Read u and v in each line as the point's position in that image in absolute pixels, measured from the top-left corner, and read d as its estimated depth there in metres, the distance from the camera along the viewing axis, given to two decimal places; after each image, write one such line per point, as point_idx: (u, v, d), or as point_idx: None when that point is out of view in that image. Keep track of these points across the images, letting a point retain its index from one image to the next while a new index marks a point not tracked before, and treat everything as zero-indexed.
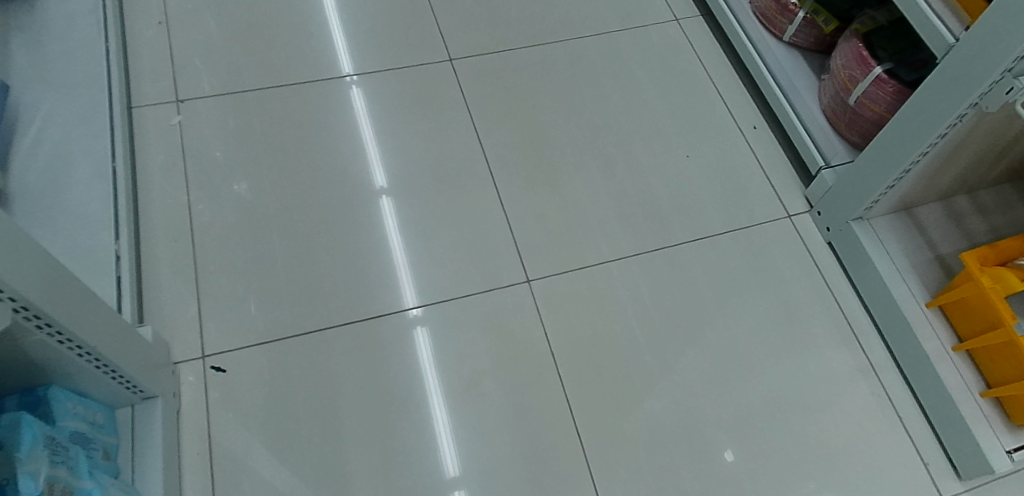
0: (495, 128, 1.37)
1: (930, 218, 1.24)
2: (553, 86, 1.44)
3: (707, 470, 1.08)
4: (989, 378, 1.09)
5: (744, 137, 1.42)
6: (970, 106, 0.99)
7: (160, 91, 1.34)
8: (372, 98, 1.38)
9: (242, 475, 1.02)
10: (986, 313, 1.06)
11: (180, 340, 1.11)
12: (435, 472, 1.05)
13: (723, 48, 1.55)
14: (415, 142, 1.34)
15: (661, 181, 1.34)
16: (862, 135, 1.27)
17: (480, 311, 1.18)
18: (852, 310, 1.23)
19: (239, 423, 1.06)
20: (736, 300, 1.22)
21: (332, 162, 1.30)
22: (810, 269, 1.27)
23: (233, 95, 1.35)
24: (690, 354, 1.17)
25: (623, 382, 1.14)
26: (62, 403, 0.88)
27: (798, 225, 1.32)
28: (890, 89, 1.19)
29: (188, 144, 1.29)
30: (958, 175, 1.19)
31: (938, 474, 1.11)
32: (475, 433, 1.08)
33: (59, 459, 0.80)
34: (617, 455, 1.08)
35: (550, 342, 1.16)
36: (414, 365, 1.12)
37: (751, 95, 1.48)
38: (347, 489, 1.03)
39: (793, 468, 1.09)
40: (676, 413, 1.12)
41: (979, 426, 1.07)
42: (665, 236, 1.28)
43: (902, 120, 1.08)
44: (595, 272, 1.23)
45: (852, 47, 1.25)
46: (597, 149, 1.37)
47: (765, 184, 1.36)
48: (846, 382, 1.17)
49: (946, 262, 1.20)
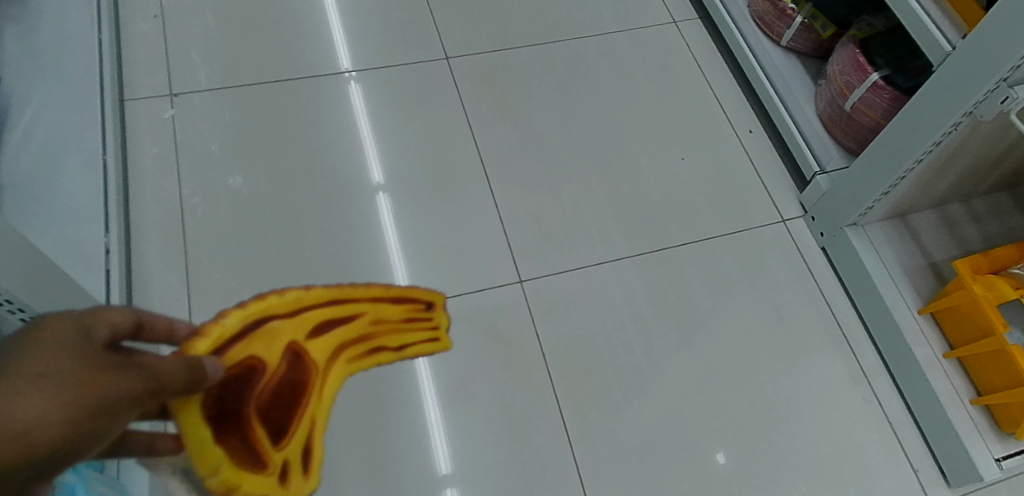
0: (492, 126, 1.37)
1: (923, 225, 1.24)
2: (552, 86, 1.44)
3: (698, 472, 1.08)
4: (980, 386, 1.09)
5: (741, 140, 1.42)
6: (964, 115, 0.99)
7: (154, 84, 1.33)
8: (369, 95, 1.37)
9: None
10: (978, 321, 1.06)
11: None
12: (425, 469, 1.05)
13: (721, 51, 1.54)
14: (411, 139, 1.33)
15: (656, 183, 1.34)
16: (857, 141, 1.27)
17: (473, 310, 1.17)
18: (844, 315, 1.23)
19: None
20: (729, 304, 1.22)
21: (327, 157, 1.29)
22: (804, 274, 1.27)
23: (227, 90, 1.34)
24: (682, 357, 1.17)
25: (614, 383, 1.14)
26: None
27: (792, 230, 1.32)
28: (886, 96, 1.18)
29: (181, 137, 1.28)
30: (953, 183, 1.19)
31: (929, 481, 1.11)
32: (466, 433, 1.08)
33: None
34: (608, 457, 1.08)
35: (542, 342, 1.16)
36: (406, 363, 1.12)
37: (748, 98, 1.48)
38: (336, 486, 1.02)
39: (784, 472, 1.09)
40: (667, 415, 1.12)
41: (970, 434, 1.07)
42: (660, 238, 1.27)
43: (898, 126, 1.08)
44: (590, 272, 1.23)
45: (849, 52, 1.25)
46: (594, 150, 1.36)
47: (761, 188, 1.36)
48: (838, 388, 1.16)
49: (939, 269, 1.20)
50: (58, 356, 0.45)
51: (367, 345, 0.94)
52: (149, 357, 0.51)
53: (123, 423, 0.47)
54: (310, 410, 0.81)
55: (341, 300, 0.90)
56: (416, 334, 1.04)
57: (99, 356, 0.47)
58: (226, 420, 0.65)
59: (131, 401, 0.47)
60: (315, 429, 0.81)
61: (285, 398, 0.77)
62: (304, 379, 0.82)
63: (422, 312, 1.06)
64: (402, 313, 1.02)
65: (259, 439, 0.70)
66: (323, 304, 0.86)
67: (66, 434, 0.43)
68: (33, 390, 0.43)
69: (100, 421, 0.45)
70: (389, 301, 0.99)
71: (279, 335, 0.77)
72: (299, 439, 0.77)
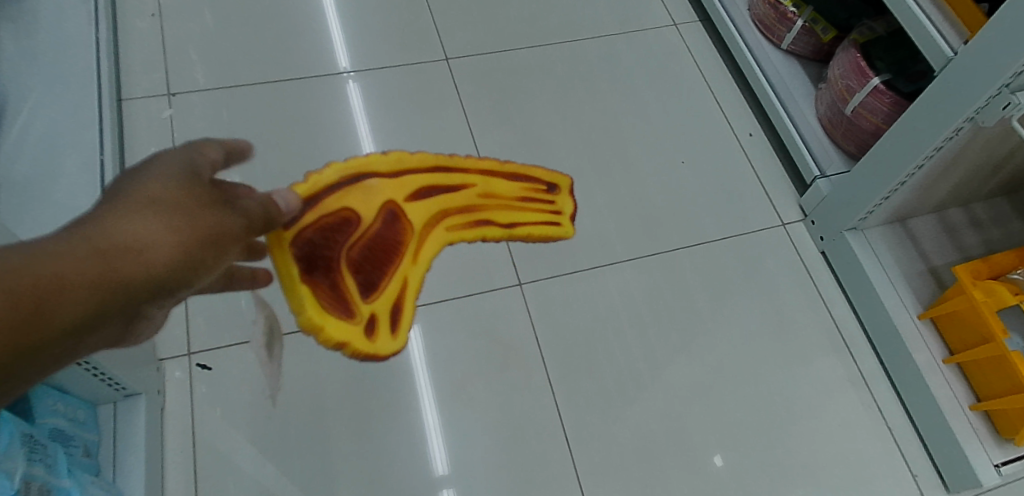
0: (491, 127, 1.36)
1: (923, 230, 1.24)
2: (551, 87, 1.43)
3: (694, 476, 1.08)
4: (979, 391, 1.09)
5: (741, 143, 1.41)
6: (966, 121, 0.99)
7: (151, 83, 1.32)
8: (367, 96, 1.37)
9: (226, 474, 1.01)
10: (978, 327, 1.06)
11: (165, 335, 1.09)
12: (423, 473, 1.04)
13: (721, 54, 1.54)
14: (410, 140, 1.33)
15: (655, 185, 1.33)
16: (857, 145, 1.27)
17: (472, 313, 1.17)
18: (844, 319, 1.23)
19: (224, 421, 1.04)
20: (729, 307, 1.22)
21: (326, 158, 1.28)
22: (804, 278, 1.26)
23: (225, 89, 1.33)
24: (680, 360, 1.16)
25: (613, 386, 1.13)
26: (42, 400, 0.86)
27: (793, 234, 1.31)
28: (887, 100, 1.18)
29: (179, 137, 1.27)
30: (953, 188, 1.19)
31: (927, 487, 1.11)
32: (466, 436, 1.07)
33: (37, 456, 0.78)
34: (606, 461, 1.08)
35: (542, 345, 1.15)
36: (404, 366, 1.11)
37: (748, 101, 1.48)
38: (334, 490, 1.02)
39: (781, 476, 1.09)
40: (664, 419, 1.11)
41: (969, 439, 1.07)
42: (659, 241, 1.27)
43: (899, 131, 1.08)
44: (589, 275, 1.22)
45: (850, 56, 1.25)
46: (594, 152, 1.36)
47: (761, 191, 1.36)
48: (837, 392, 1.16)
49: (939, 274, 1.20)
50: (171, 186, 0.57)
51: (468, 216, 1.19)
52: (243, 205, 0.63)
53: (220, 249, 0.59)
54: (400, 271, 1.11)
55: (439, 182, 1.21)
56: (536, 210, 1.26)
57: (202, 189, 0.60)
58: (314, 266, 1.02)
59: (225, 233, 0.60)
60: (403, 288, 1.11)
61: (372, 251, 1.07)
62: (399, 237, 1.11)
63: (545, 193, 1.29)
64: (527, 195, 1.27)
65: (348, 289, 1.04)
66: (422, 182, 1.20)
67: (171, 247, 0.55)
68: (151, 214, 0.55)
69: (199, 247, 0.57)
70: (501, 183, 1.26)
71: (376, 200, 1.11)
72: (385, 300, 1.09)
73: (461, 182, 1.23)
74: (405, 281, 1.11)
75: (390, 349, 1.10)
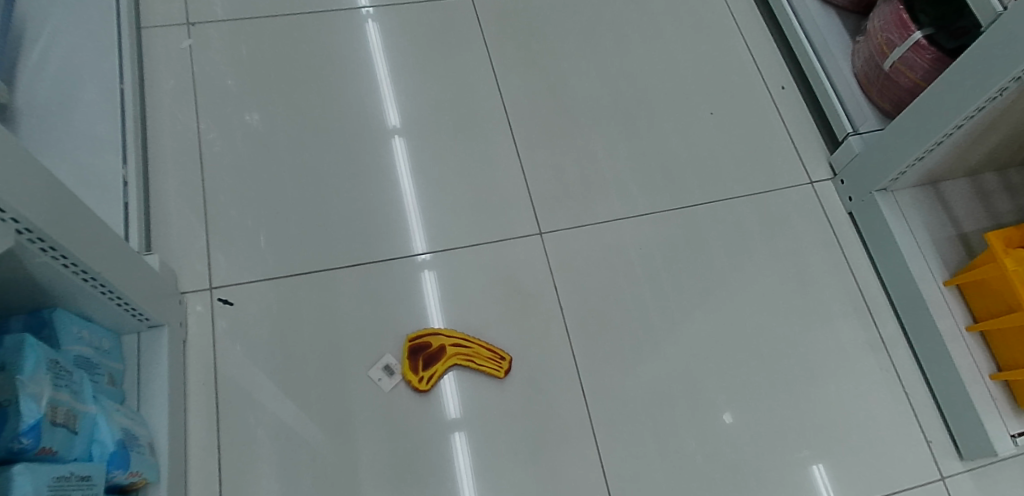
0: (514, 72, 1.33)
1: (955, 193, 1.22)
2: (576, 32, 1.39)
3: (705, 431, 1.08)
4: (1001, 361, 1.09)
5: (771, 97, 1.38)
6: (1011, 80, 0.96)
7: (170, 12, 1.30)
8: (387, 34, 1.33)
9: (247, 410, 1.03)
10: (1005, 296, 1.05)
11: (187, 269, 1.10)
12: (439, 418, 1.05)
13: (756, 3, 1.49)
14: (430, 82, 1.30)
15: (681, 138, 1.30)
16: (893, 103, 1.23)
17: (491, 260, 1.16)
18: (867, 282, 1.22)
19: (245, 358, 1.06)
20: (749, 265, 1.20)
21: (345, 98, 1.26)
22: (829, 240, 1.25)
23: (245, 21, 1.30)
24: (697, 317, 1.16)
25: (629, 341, 1.13)
26: (67, 326, 0.87)
27: (820, 193, 1.29)
28: (928, 56, 1.14)
29: (199, 69, 1.25)
30: (991, 151, 1.16)
31: (940, 453, 1.11)
32: (481, 383, 1.08)
33: (62, 382, 0.80)
34: (620, 413, 1.08)
35: (560, 297, 1.15)
36: (421, 311, 1.12)
37: (781, 52, 1.43)
38: (351, 431, 1.03)
39: (792, 436, 1.10)
40: (678, 375, 1.12)
41: (987, 409, 1.08)
42: (682, 195, 1.25)
43: (940, 89, 1.04)
44: (609, 228, 1.21)
45: (891, 8, 1.19)
46: (618, 100, 1.33)
47: (790, 147, 1.33)
48: (854, 354, 1.16)
49: (968, 240, 1.18)
50: None
51: (448, 361, 1.07)
52: None
53: None
54: (438, 370, 1.07)
55: (466, 341, 1.09)
56: (478, 362, 1.08)
57: None
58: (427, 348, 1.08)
59: None
60: (438, 374, 1.07)
61: (431, 356, 1.07)
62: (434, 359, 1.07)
63: (495, 362, 1.09)
64: (485, 352, 1.09)
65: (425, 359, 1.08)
66: (456, 340, 1.09)
67: None
68: None
69: None
70: (485, 347, 1.09)
71: (438, 340, 1.09)
72: (436, 369, 1.07)
73: (468, 343, 1.09)
74: (433, 375, 1.07)
75: (422, 384, 1.06)
